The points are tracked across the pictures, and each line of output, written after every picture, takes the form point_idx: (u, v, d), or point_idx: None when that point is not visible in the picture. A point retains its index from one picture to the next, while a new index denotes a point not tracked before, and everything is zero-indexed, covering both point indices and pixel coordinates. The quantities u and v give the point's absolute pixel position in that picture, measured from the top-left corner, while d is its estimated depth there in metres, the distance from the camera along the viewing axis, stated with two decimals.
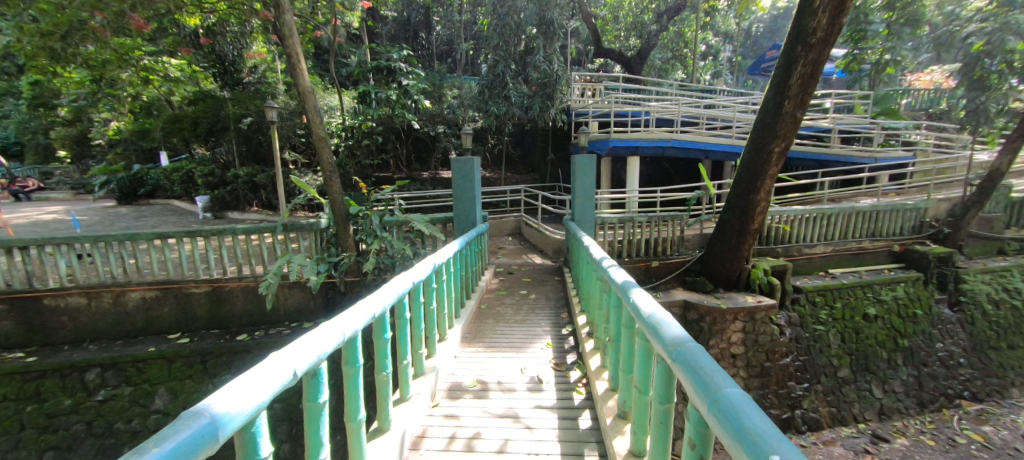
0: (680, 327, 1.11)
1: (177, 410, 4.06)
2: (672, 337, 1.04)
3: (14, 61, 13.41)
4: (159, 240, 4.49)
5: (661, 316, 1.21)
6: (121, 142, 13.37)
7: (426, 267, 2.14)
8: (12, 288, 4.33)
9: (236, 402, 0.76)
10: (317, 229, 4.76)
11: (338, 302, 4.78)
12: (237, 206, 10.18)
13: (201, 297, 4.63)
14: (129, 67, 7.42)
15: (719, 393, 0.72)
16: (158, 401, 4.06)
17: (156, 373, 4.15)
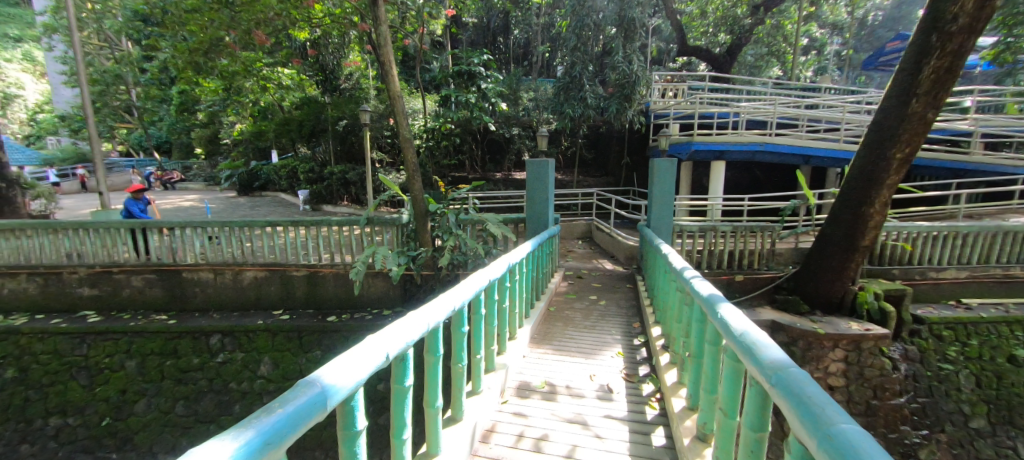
0: (779, 349, 1.01)
1: (277, 378, 4.62)
2: (770, 360, 0.95)
3: (168, 73, 16.17)
4: (269, 227, 5.12)
5: (755, 335, 1.11)
6: (243, 141, 15.49)
7: (501, 266, 2.19)
8: (161, 262, 5.23)
9: (339, 377, 0.84)
10: (399, 224, 5.09)
11: (416, 293, 5.10)
12: (331, 200, 11.29)
13: (300, 279, 5.19)
14: (251, 77, 8.55)
15: (832, 428, 0.64)
16: (262, 368, 4.65)
17: (261, 343, 4.75)
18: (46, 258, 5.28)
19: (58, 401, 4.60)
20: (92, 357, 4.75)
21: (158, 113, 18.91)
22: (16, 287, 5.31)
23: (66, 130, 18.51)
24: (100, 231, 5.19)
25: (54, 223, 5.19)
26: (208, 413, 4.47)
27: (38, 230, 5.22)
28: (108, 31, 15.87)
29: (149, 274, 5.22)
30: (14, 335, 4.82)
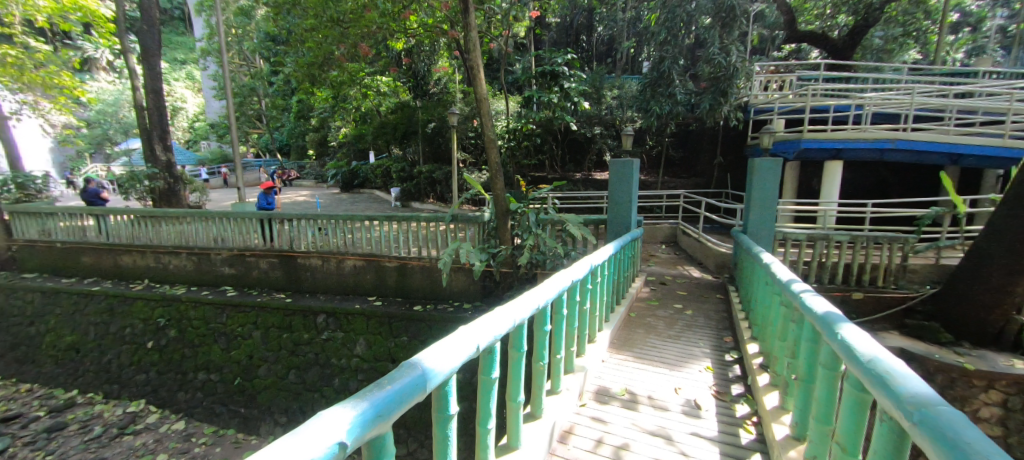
0: (923, 382, 0.86)
1: (370, 357, 5.11)
2: (908, 393, 0.81)
3: (290, 85, 18.54)
4: (367, 221, 5.63)
5: (889, 364, 0.95)
6: (346, 143, 17.21)
7: (584, 267, 2.16)
8: (281, 248, 6.03)
9: (436, 361, 0.94)
10: (480, 222, 5.23)
11: (495, 290, 5.26)
12: (418, 197, 12.10)
13: (392, 270, 5.64)
14: (354, 86, 9.46)
15: None
16: (358, 347, 5.18)
17: (357, 325, 5.25)
18: (198, 241, 6.41)
19: (204, 359, 5.64)
20: (229, 325, 5.69)
21: (281, 120, 21.80)
22: (178, 263, 6.54)
23: (214, 136, 22.23)
24: (237, 220, 6.16)
25: (205, 212, 6.26)
26: (314, 383, 5.17)
27: (194, 217, 6.35)
28: (246, 50, 18.66)
29: (272, 257, 6.07)
30: (176, 303, 5.96)
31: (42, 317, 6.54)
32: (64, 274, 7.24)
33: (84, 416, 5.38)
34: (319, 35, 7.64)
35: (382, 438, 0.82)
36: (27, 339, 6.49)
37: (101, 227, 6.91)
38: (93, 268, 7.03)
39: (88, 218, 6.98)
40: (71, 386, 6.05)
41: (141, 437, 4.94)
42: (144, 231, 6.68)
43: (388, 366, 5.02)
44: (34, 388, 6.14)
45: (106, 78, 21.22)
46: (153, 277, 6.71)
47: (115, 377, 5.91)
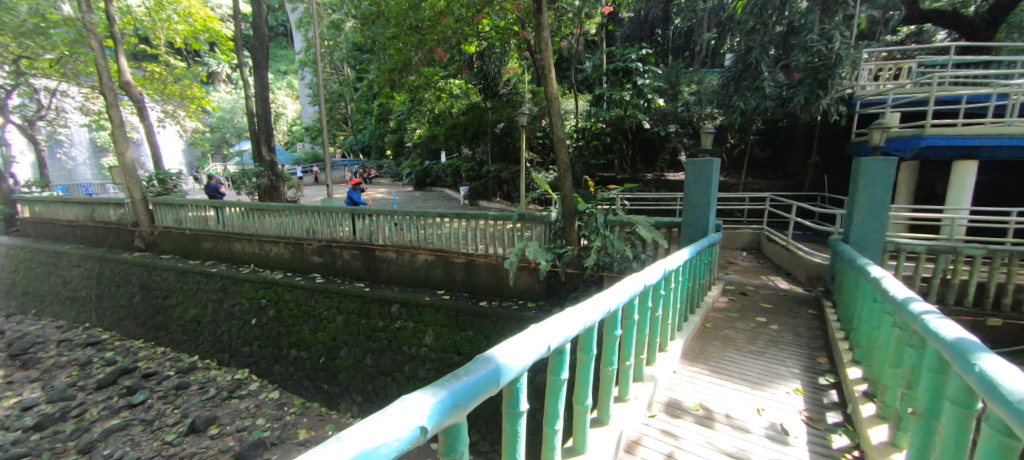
0: None
1: (437, 348, 5.36)
2: None
3: (372, 90, 19.96)
4: (438, 218, 5.88)
5: None
6: (421, 144, 18.15)
7: (658, 272, 2.06)
8: (362, 240, 6.52)
9: (508, 356, 0.97)
10: (547, 221, 5.21)
11: (559, 290, 5.23)
12: (486, 196, 12.43)
13: (460, 265, 5.84)
14: (429, 89, 9.94)
15: None
16: (427, 338, 5.45)
17: (426, 316, 5.52)
18: (294, 232, 7.15)
19: (296, 338, 6.31)
20: (316, 309, 6.29)
21: (364, 122, 23.57)
22: (277, 251, 7.36)
23: (308, 138, 24.70)
24: (326, 214, 6.77)
25: (300, 206, 6.97)
26: (388, 367, 5.60)
27: (291, 211, 7.11)
28: (336, 59, 20.42)
29: (354, 249, 6.59)
30: (274, 286, 6.72)
31: (173, 291, 7.75)
32: (190, 256, 8.50)
33: (203, 378, 6.48)
34: (399, 42, 8.15)
35: (458, 427, 0.86)
36: (163, 310, 7.75)
37: (218, 218, 7.99)
38: (212, 252, 8.17)
39: (209, 209, 8.12)
40: (194, 352, 7.16)
41: (245, 400, 5.93)
42: (251, 222, 7.61)
43: (454, 358, 5.24)
44: (168, 351, 7.37)
45: (225, 88, 24.53)
46: (256, 262, 7.61)
47: (227, 347, 6.87)
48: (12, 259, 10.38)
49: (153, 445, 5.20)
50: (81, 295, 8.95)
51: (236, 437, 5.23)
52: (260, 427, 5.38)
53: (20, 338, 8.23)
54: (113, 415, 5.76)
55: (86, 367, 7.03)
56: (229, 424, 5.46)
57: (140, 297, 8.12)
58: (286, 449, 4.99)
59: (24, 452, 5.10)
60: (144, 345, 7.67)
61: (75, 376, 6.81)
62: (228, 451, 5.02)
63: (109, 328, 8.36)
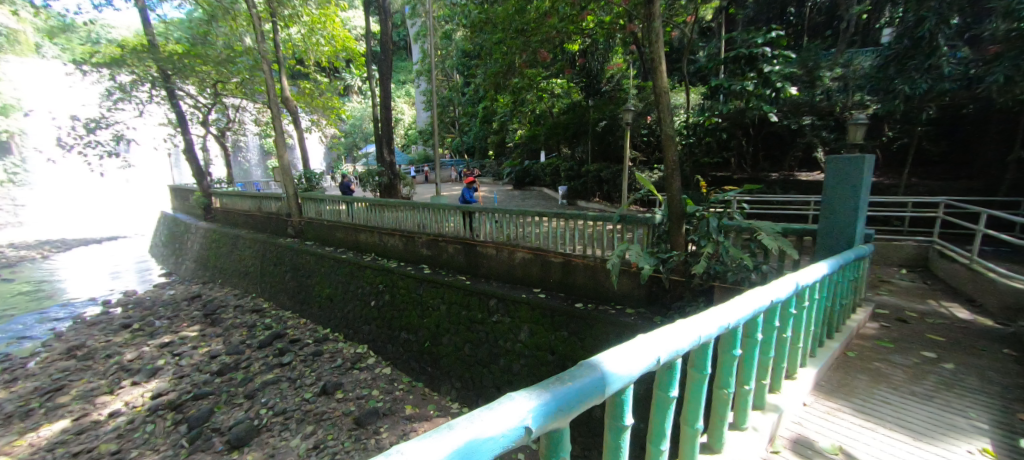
0: None
1: (531, 345, 5.45)
2: None
3: (478, 94, 21.03)
4: (537, 217, 5.95)
5: None
6: (522, 145, 18.58)
7: (789, 286, 1.81)
8: (465, 236, 6.92)
9: (614, 363, 0.94)
10: (651, 223, 4.92)
11: (662, 299, 4.89)
12: (585, 196, 12.24)
13: (557, 265, 5.83)
14: (533, 89, 10.16)
15: None
16: (522, 334, 5.57)
17: (522, 314, 5.65)
18: (407, 225, 7.88)
19: (405, 322, 6.96)
20: (424, 297, 6.85)
21: (470, 125, 24.93)
22: (393, 243, 8.20)
23: (421, 140, 27.01)
24: (436, 211, 7.33)
25: (414, 203, 7.66)
26: (485, 358, 5.86)
27: (406, 207, 7.86)
28: (447, 66, 21.95)
29: (458, 244, 7.03)
30: (390, 274, 7.49)
31: (313, 273, 9.14)
32: (326, 243, 9.92)
33: (333, 349, 7.54)
34: (506, 46, 8.49)
35: (561, 433, 0.86)
36: (305, 288, 9.18)
37: (349, 211, 9.19)
38: (343, 241, 9.41)
39: (342, 203, 9.37)
40: (327, 325, 8.34)
41: (364, 372, 6.76)
42: (374, 216, 8.59)
43: (548, 357, 5.28)
44: (308, 322, 8.72)
45: (357, 99, 28.11)
46: (377, 251, 8.57)
47: (351, 324, 7.87)
48: (208, 239, 13.29)
49: (296, 399, 6.21)
50: (250, 271, 11.06)
51: (356, 403, 5.98)
52: (375, 398, 6.10)
53: (210, 301, 10.50)
54: (268, 370, 7.03)
55: (252, 329, 8.67)
56: (351, 391, 6.29)
57: (289, 275, 9.73)
58: (394, 421, 5.59)
59: (211, 391, 6.51)
60: (291, 315, 9.18)
61: (245, 335, 8.46)
62: (349, 414, 5.78)
63: (267, 299, 10.19)
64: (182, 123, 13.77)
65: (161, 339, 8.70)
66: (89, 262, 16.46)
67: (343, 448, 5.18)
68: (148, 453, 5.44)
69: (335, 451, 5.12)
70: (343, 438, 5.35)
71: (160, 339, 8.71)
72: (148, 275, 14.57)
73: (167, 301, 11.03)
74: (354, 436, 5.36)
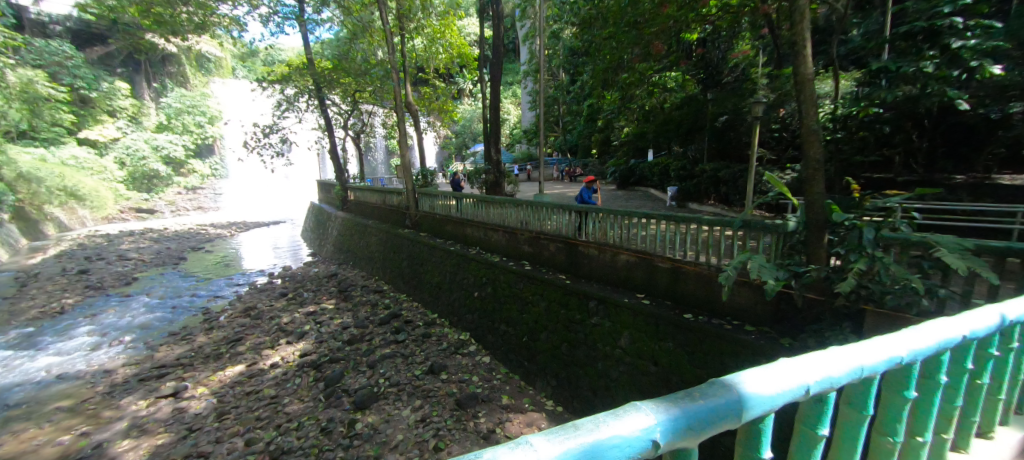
0: None
1: (632, 353, 5.22)
2: None
3: (584, 92, 20.83)
4: (644, 218, 5.67)
5: None
6: (627, 143, 17.90)
7: (991, 317, 1.43)
8: (567, 235, 6.91)
9: (751, 384, 0.86)
10: (782, 231, 4.32)
11: (792, 318, 4.24)
12: (698, 198, 11.29)
13: (664, 271, 5.46)
14: (644, 84, 9.72)
15: None
16: (622, 340, 5.38)
17: (624, 319, 5.43)
18: (511, 222, 8.15)
19: (505, 314, 7.23)
20: (525, 292, 7.03)
21: (574, 123, 24.83)
22: (496, 238, 8.56)
23: (525, 139, 27.74)
24: (540, 208, 7.46)
25: (518, 200, 7.90)
26: (582, 360, 5.79)
27: (511, 203, 8.15)
28: (555, 65, 22.14)
29: (559, 242, 7.05)
30: (494, 268, 7.84)
31: (425, 262, 10.02)
32: (437, 234, 10.79)
33: (440, 332, 8.17)
34: (616, 40, 8.28)
35: (687, 454, 0.81)
36: (418, 274, 10.12)
37: (458, 206, 9.86)
38: (452, 234, 10.12)
39: (453, 199, 10.10)
40: (435, 310, 9.07)
41: (466, 358, 7.22)
42: (480, 211, 9.08)
43: (650, 368, 5.01)
44: (420, 306, 9.59)
45: (468, 101, 30.03)
46: (481, 245, 9.04)
47: (456, 312, 8.45)
48: (344, 227, 15.47)
49: (407, 374, 6.88)
50: (375, 256, 12.58)
51: (458, 386, 6.41)
52: (475, 383, 6.47)
53: (343, 280, 12.21)
54: (387, 345, 7.92)
55: (375, 307, 9.86)
56: (454, 374, 6.76)
57: (406, 262, 10.81)
58: (491, 408, 5.87)
59: (342, 356, 7.58)
60: (406, 298, 10.22)
61: (369, 312, 9.64)
62: (452, 395, 6.22)
63: (387, 282, 11.46)
64: (328, 127, 16.27)
65: (308, 308, 10.41)
66: (260, 241, 20.39)
67: (445, 425, 5.60)
68: (295, 401, 6.55)
69: (439, 427, 5.57)
70: (446, 416, 5.78)
71: (307, 308, 10.42)
72: (299, 254, 17.52)
73: (312, 277, 13.13)
74: (456, 416, 5.76)
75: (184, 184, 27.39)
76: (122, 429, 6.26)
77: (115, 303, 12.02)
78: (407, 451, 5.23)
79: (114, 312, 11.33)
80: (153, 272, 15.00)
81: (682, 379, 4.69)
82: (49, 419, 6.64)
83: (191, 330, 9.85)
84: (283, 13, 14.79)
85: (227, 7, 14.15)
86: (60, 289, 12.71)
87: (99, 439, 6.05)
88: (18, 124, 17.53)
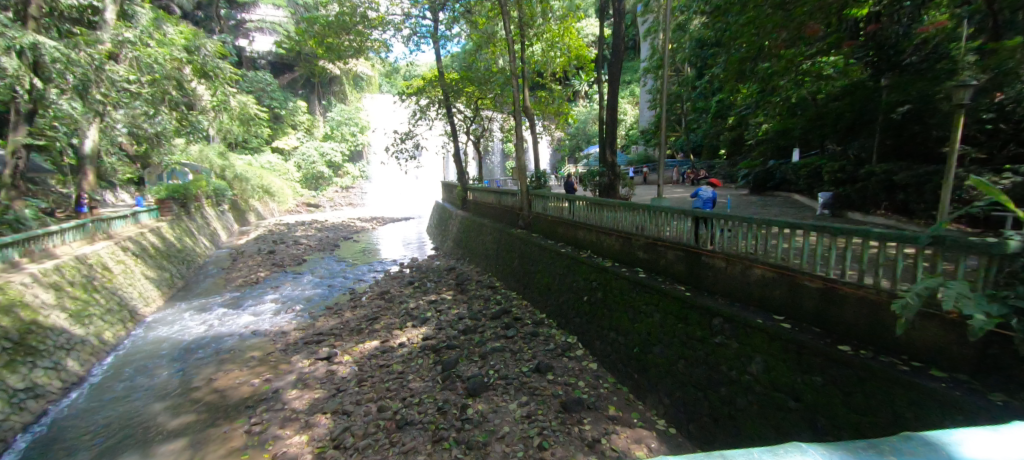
0: None
1: (766, 382, 4.51)
2: None
3: (713, 86, 18.97)
4: (787, 229, 4.87)
5: None
6: (766, 141, 15.73)
7: None
8: (689, 244, 6.35)
9: (968, 448, 0.85)
10: (998, 253, 3.23)
11: (1011, 369, 3.13)
12: (861, 207, 9.39)
13: (812, 292, 4.57)
14: (791, 73, 8.45)
15: None
16: (753, 366, 4.69)
17: (757, 342, 4.73)
18: (626, 227, 7.82)
19: (615, 322, 6.94)
20: (637, 301, 6.66)
21: (699, 121, 22.83)
22: (609, 242, 8.30)
23: (643, 140, 26.45)
24: (658, 213, 7.03)
25: (634, 204, 7.57)
26: (701, 382, 5.22)
27: (625, 208, 7.86)
28: (680, 60, 20.66)
29: (679, 251, 6.50)
30: (606, 273, 7.58)
31: (535, 261, 10.23)
32: (548, 235, 10.91)
33: (548, 333, 8.24)
34: (757, 26, 7.39)
35: None
36: (529, 274, 10.36)
37: (571, 209, 9.85)
38: (563, 236, 10.11)
39: (566, 201, 10.13)
40: (544, 311, 9.14)
41: (573, 361, 7.15)
42: (594, 214, 8.92)
43: (789, 403, 4.26)
44: (529, 305, 9.80)
45: (584, 104, 29.89)
46: (592, 249, 8.83)
47: (564, 314, 8.42)
48: (463, 225, 16.67)
49: (516, 369, 7.08)
50: (489, 253, 13.27)
51: (564, 388, 6.40)
52: (582, 389, 6.36)
53: (461, 274, 13.11)
54: (497, 339, 8.27)
55: (488, 302, 10.39)
56: (561, 376, 6.76)
57: (517, 261, 11.13)
58: (598, 417, 5.71)
59: (458, 344, 8.12)
60: (516, 295, 10.55)
61: (482, 306, 10.19)
62: (558, 397, 6.22)
63: (499, 279, 11.99)
64: (454, 133, 17.74)
65: (430, 297, 11.45)
66: (394, 234, 23.17)
67: (550, 426, 5.60)
68: (418, 378, 7.21)
69: (543, 426, 5.59)
70: (551, 417, 5.79)
71: (430, 296, 11.49)
72: (425, 248, 19.43)
73: (435, 269, 14.44)
74: (561, 418, 5.75)
75: (340, 184, 32.65)
76: (292, 380, 7.66)
77: (291, 278, 14.86)
78: (513, 443, 5.36)
79: (290, 286, 14.03)
80: (316, 256, 18.16)
81: (832, 423, 3.88)
82: (246, 364, 8.50)
83: (340, 306, 11.66)
84: (420, 33, 16.64)
85: (378, 32, 16.43)
86: (256, 264, 16.19)
87: (277, 386, 7.50)
88: (236, 137, 22.93)
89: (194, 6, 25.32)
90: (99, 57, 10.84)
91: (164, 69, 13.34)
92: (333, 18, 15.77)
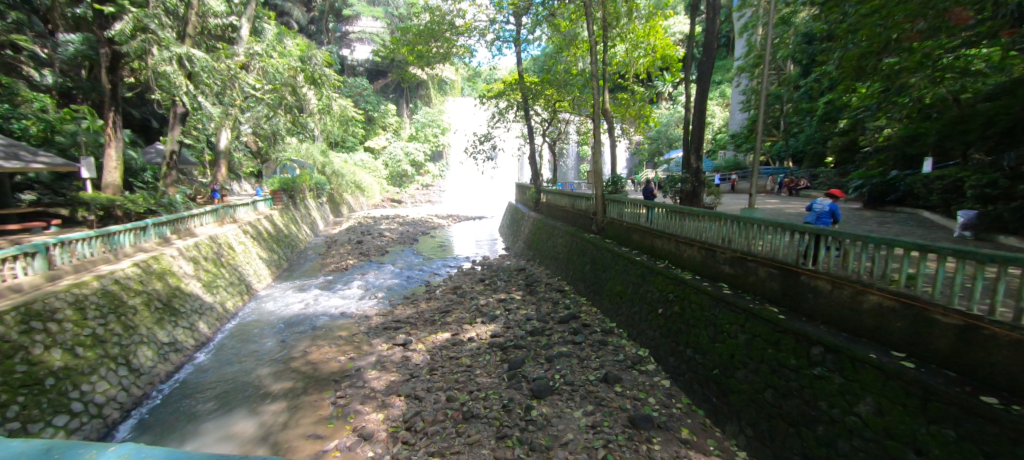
0: None
1: (876, 427, 3.74)
2: None
3: (824, 86, 16.79)
4: (915, 251, 3.99)
5: None
6: (887, 148, 13.55)
7: None
8: (786, 262, 5.53)
9: None
10: None
11: None
12: (1014, 230, 7.60)
13: (946, 329, 3.66)
14: (927, 68, 7.12)
15: None
16: (861, 407, 3.90)
17: (867, 380, 3.92)
18: (711, 239, 7.12)
19: (692, 339, 6.31)
20: (719, 319, 5.95)
21: (802, 125, 20.48)
22: (690, 254, 7.62)
23: (733, 145, 24.35)
24: (750, 225, 6.31)
25: (722, 214, 6.85)
26: (793, 416, 4.51)
27: (712, 217, 7.15)
28: (783, 57, 18.61)
29: (773, 268, 5.70)
30: (684, 286, 6.95)
31: (607, 268, 9.78)
32: (622, 242, 10.38)
33: (617, 343, 7.83)
34: (885, 14, 6.32)
35: None
36: (600, 280, 9.94)
37: (649, 216, 9.28)
38: (638, 243, 9.55)
39: (644, 207, 9.54)
40: (615, 320, 8.68)
41: (643, 376, 6.71)
42: (675, 224, 8.30)
43: (907, 456, 3.50)
44: (599, 312, 9.40)
45: (667, 106, 28.35)
46: (670, 260, 8.19)
47: (635, 325, 7.90)
48: (535, 227, 16.65)
49: (582, 376, 6.82)
50: (560, 257, 13.04)
51: (633, 402, 6.01)
52: (652, 406, 5.92)
53: (531, 275, 13.06)
54: (564, 344, 8.05)
55: (556, 305, 10.21)
56: (630, 389, 6.37)
57: (589, 267, 10.75)
58: (669, 438, 5.28)
59: (525, 344, 8.06)
60: (585, 301, 10.22)
61: (551, 309, 10.02)
62: (625, 410, 5.86)
63: (568, 283, 11.72)
64: (532, 135, 17.81)
65: (499, 295, 11.57)
66: (469, 232, 23.95)
67: (616, 440, 5.29)
68: (485, 374, 7.26)
69: (610, 439, 5.30)
70: (618, 430, 5.47)
71: (499, 295, 11.62)
72: (496, 247, 19.80)
73: (505, 268, 14.59)
74: (628, 433, 5.40)
75: (422, 182, 34.60)
76: (372, 361, 8.15)
77: (374, 267, 15.99)
78: (577, 452, 5.14)
79: (373, 274, 15.09)
80: (397, 248, 19.38)
81: None
82: (334, 342, 9.24)
83: (415, 297, 12.25)
84: (503, 38, 16.96)
85: (464, 38, 16.99)
86: (346, 252, 17.72)
87: (359, 364, 8.02)
88: (336, 137, 25.33)
89: (308, 21, 28.44)
90: (234, 67, 12.48)
91: (282, 77, 15.14)
92: (424, 27, 16.67)
